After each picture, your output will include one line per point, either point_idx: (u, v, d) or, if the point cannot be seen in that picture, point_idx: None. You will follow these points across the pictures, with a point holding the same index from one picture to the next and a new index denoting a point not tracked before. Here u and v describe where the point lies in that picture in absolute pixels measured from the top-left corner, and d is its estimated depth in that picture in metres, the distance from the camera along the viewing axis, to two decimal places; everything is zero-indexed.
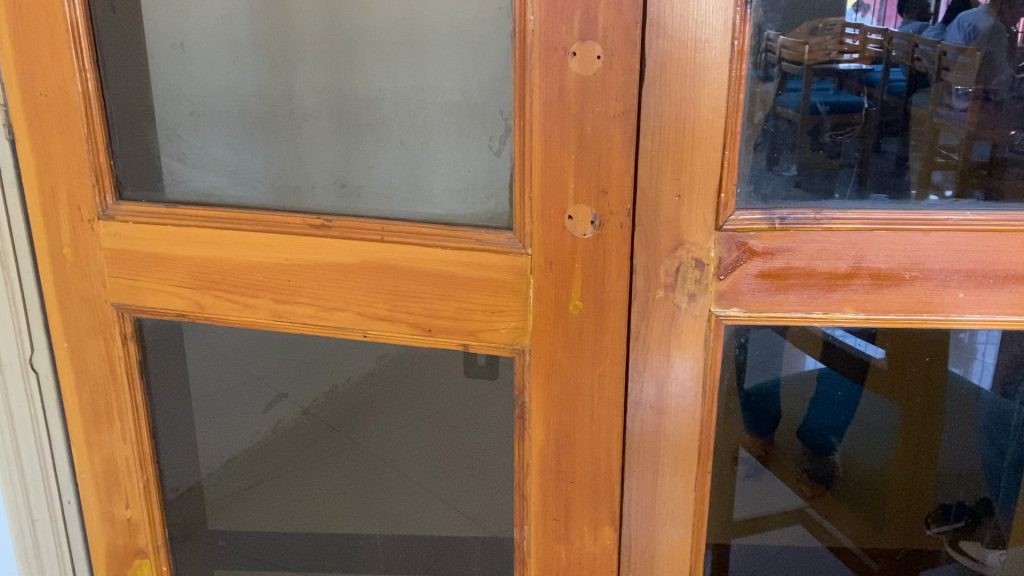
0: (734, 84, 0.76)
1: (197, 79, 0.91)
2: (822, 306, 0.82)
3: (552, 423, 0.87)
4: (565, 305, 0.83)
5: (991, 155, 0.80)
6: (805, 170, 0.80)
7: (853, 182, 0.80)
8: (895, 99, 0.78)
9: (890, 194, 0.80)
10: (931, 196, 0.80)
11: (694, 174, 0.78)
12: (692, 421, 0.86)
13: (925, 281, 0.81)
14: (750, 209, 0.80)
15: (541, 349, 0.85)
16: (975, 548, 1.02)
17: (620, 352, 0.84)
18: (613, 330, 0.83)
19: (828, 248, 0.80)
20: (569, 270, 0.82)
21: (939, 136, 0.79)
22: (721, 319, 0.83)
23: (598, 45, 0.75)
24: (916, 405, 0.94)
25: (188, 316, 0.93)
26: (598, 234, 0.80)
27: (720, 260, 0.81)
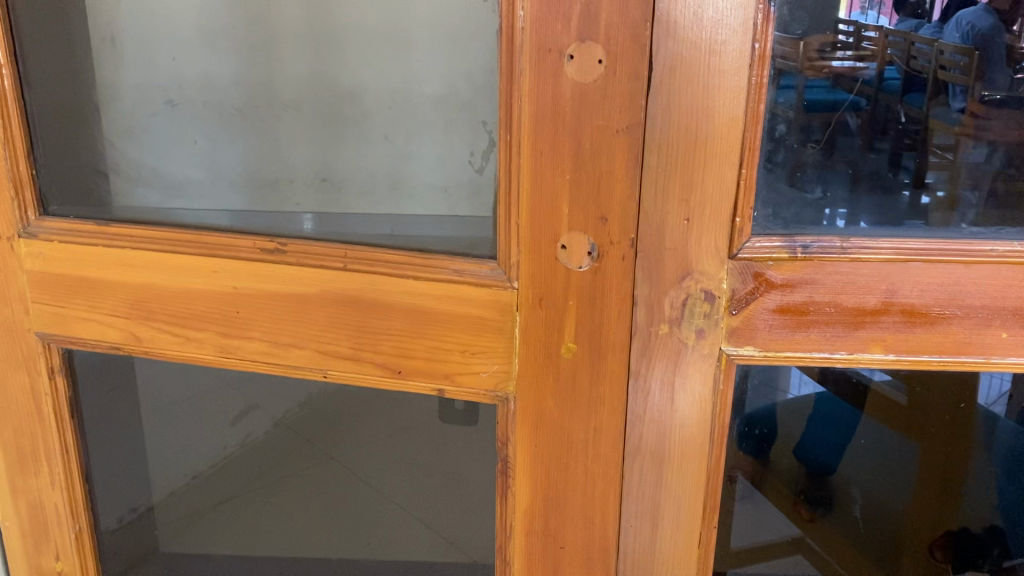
0: (754, 93, 0.66)
1: (140, 67, 0.80)
2: (847, 346, 0.73)
3: (538, 479, 0.77)
4: (555, 348, 0.73)
5: (990, 155, 0.69)
6: (829, 186, 0.70)
7: (846, 184, 0.70)
8: (888, 97, 0.67)
9: (878, 197, 0.70)
10: (922, 200, 0.70)
11: (706, 195, 0.68)
12: (698, 473, 0.76)
13: (964, 319, 0.71)
14: (769, 235, 0.70)
15: (528, 396, 0.75)
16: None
17: (619, 403, 0.74)
18: (611, 376, 0.73)
19: (854, 281, 0.71)
20: (562, 307, 0.71)
21: (932, 137, 0.68)
22: (732, 358, 0.73)
23: (600, 47, 0.65)
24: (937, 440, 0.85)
25: (123, 350, 0.83)
26: (595, 267, 0.70)
27: (732, 292, 0.71)
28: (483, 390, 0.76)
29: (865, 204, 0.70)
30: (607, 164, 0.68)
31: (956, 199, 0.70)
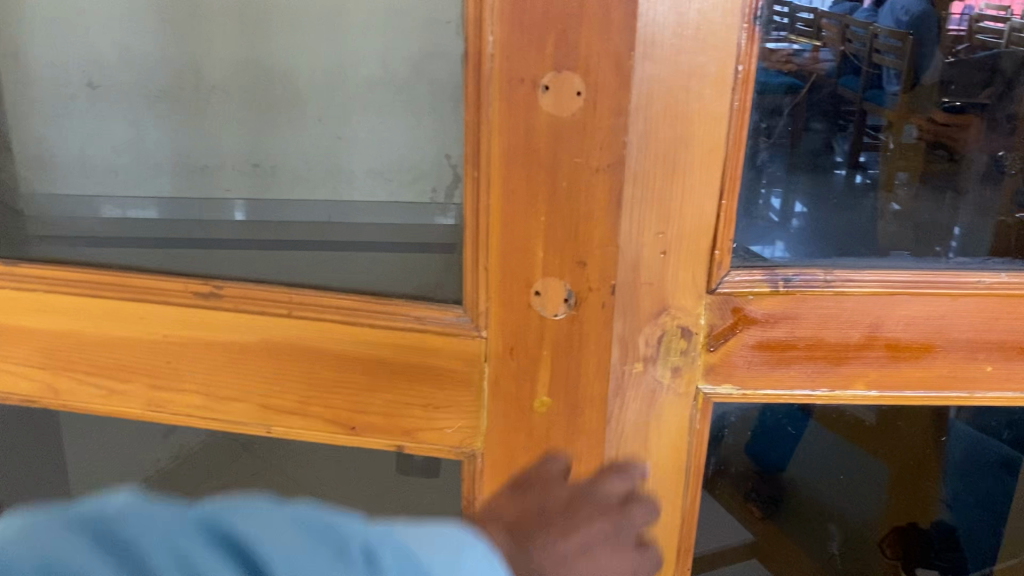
0: (736, 118, 0.61)
1: (58, 48, 0.77)
2: (828, 383, 0.69)
3: None
4: (527, 401, 0.68)
5: (919, 138, 0.67)
6: (812, 198, 0.66)
7: (785, 164, 0.64)
8: (825, 78, 0.63)
9: (813, 177, 0.65)
10: (856, 179, 0.67)
11: (684, 227, 0.63)
12: (672, 515, 0.72)
13: (948, 353, 0.68)
14: (748, 268, 0.66)
15: (497, 454, 0.70)
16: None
17: (597, 460, 0.69)
18: (587, 430, 0.69)
19: (838, 315, 0.67)
20: (536, 356, 0.67)
21: (867, 117, 0.65)
22: (709, 397, 0.69)
23: (578, 77, 0.59)
24: (901, 448, 0.88)
25: (40, 403, 0.76)
26: (572, 315, 0.65)
27: (710, 327, 0.67)
28: (449, 448, 0.71)
29: (802, 186, 0.65)
30: (582, 202, 0.62)
31: (887, 179, 0.67)
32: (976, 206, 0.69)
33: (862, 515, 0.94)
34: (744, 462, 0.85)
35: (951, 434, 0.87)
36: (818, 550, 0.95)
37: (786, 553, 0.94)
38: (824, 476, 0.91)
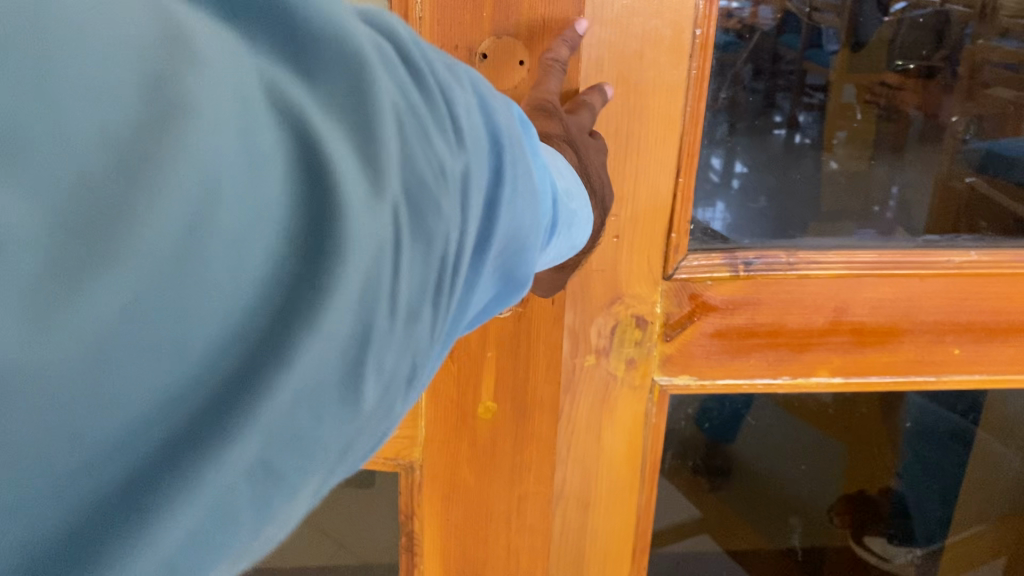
0: (694, 88, 0.55)
1: None
2: (790, 370, 0.65)
3: (451, 555, 0.67)
4: (471, 408, 0.63)
5: (859, 96, 0.65)
6: (755, 166, 0.63)
7: (726, 131, 0.60)
8: (767, 41, 0.58)
9: (753, 139, 0.62)
10: (794, 139, 0.65)
11: (637, 209, 0.58)
12: (626, 516, 0.68)
13: (916, 337, 0.64)
14: (707, 250, 0.61)
15: (439, 465, 0.64)
16: (880, 545, 0.97)
17: (549, 465, 0.65)
18: (536, 438, 0.64)
19: (800, 300, 0.62)
20: (479, 360, 0.62)
21: (807, 76, 0.62)
22: (665, 389, 0.64)
23: (521, 45, 0.53)
24: (857, 426, 0.87)
25: None
26: (518, 313, 0.60)
27: (666, 316, 0.62)
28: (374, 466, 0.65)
29: (740, 150, 0.62)
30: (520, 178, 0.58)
31: (828, 140, 0.66)
32: (920, 171, 0.65)
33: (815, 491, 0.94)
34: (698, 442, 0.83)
35: (908, 409, 0.85)
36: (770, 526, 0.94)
37: (736, 530, 0.93)
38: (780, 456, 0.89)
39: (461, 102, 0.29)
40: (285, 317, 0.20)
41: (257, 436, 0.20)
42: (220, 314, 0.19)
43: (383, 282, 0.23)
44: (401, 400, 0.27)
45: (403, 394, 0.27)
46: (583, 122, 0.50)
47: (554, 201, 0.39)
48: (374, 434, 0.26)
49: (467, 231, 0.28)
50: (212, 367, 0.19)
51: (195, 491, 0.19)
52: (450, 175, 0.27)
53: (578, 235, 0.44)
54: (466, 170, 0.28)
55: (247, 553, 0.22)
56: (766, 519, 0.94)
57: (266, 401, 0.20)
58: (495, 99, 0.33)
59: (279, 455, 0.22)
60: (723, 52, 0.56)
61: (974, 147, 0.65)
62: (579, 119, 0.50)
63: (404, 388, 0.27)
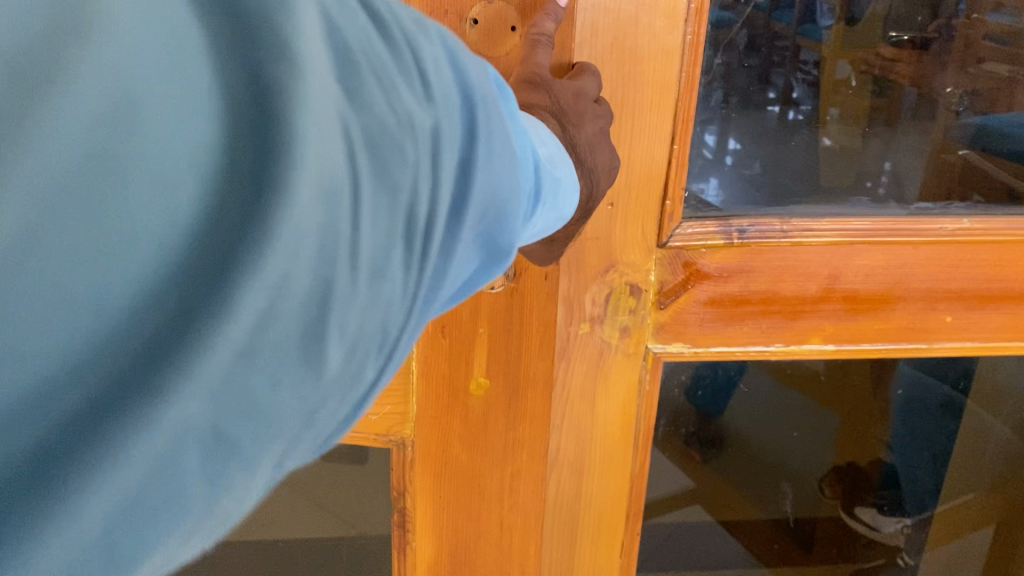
0: (689, 54, 0.55)
1: None
2: (784, 338, 0.65)
3: (444, 530, 0.68)
4: (463, 385, 0.63)
5: (852, 72, 0.62)
6: (748, 143, 0.61)
7: (717, 104, 0.59)
8: (758, 14, 0.57)
9: (747, 115, 0.60)
10: (788, 116, 0.62)
11: (632, 175, 0.58)
12: (621, 480, 0.69)
13: (907, 305, 0.65)
14: (701, 218, 0.61)
15: (430, 440, 0.65)
16: (870, 515, 0.99)
17: (542, 442, 0.66)
18: (529, 414, 0.65)
19: (793, 267, 0.62)
20: (471, 336, 0.62)
21: (799, 50, 0.60)
22: (660, 356, 0.65)
23: (514, 10, 0.53)
24: (850, 397, 0.87)
25: None
26: (510, 287, 0.60)
27: (660, 284, 0.62)
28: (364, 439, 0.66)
29: (733, 123, 0.60)
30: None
31: (820, 114, 0.63)
32: (912, 147, 0.65)
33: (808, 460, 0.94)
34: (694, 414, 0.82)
35: (899, 380, 0.85)
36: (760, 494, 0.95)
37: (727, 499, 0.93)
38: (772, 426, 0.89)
39: (428, 56, 0.30)
40: (239, 250, 0.21)
41: (204, 375, 0.21)
42: (158, 254, 0.20)
43: (338, 237, 0.24)
44: (370, 361, 0.27)
45: (374, 352, 0.27)
46: (580, 90, 0.51)
47: (535, 167, 0.39)
48: (345, 395, 0.27)
49: (434, 188, 0.28)
50: (151, 308, 0.20)
51: (138, 429, 0.20)
52: (415, 127, 0.27)
53: (564, 207, 0.44)
54: (432, 126, 0.28)
55: (219, 501, 0.23)
56: (759, 489, 0.94)
57: (211, 343, 0.21)
58: (469, 59, 0.33)
59: (235, 422, 0.23)
60: (712, 30, 0.56)
61: (967, 120, 0.65)
62: (575, 92, 0.50)
63: (374, 345, 0.27)
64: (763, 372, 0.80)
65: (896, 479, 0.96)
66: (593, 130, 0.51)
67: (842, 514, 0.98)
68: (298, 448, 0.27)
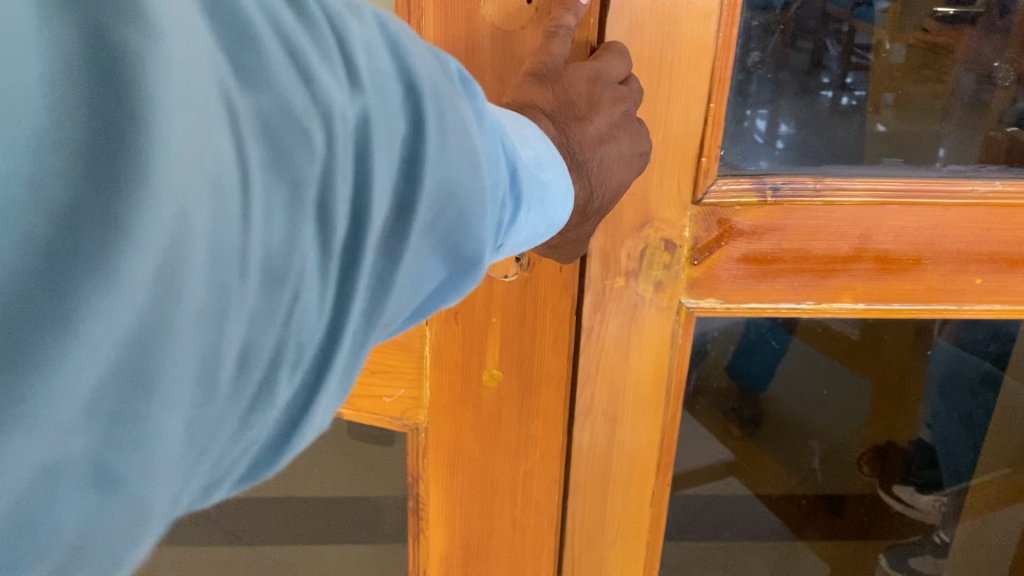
0: (726, 14, 0.57)
1: None
2: (814, 296, 0.67)
3: (460, 510, 0.74)
4: (477, 376, 0.69)
5: (910, 58, 0.62)
6: (798, 123, 0.62)
7: (765, 82, 0.60)
8: None
9: (797, 98, 0.61)
10: (841, 101, 0.62)
11: (670, 131, 0.60)
12: (652, 430, 0.72)
13: (937, 266, 0.66)
14: (736, 176, 0.63)
15: (446, 425, 0.71)
16: (907, 494, 0.99)
17: (555, 432, 0.70)
18: (542, 405, 0.69)
19: (826, 226, 0.64)
20: (485, 326, 0.67)
21: (853, 34, 0.60)
22: (693, 311, 0.67)
23: None
24: (888, 372, 0.87)
25: None
26: (524, 278, 0.65)
27: (694, 240, 0.64)
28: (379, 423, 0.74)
29: (783, 104, 0.61)
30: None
31: (874, 101, 0.62)
32: (963, 128, 0.65)
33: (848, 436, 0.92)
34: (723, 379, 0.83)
35: (935, 355, 0.86)
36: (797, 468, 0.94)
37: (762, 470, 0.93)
38: (807, 398, 0.88)
39: (353, 49, 0.30)
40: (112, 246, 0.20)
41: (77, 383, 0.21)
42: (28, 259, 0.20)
43: (227, 242, 0.24)
44: (280, 375, 0.27)
45: (282, 364, 0.27)
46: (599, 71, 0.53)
47: (514, 174, 0.42)
48: (249, 410, 0.27)
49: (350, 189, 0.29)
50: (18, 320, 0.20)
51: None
52: (327, 120, 0.28)
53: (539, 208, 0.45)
54: (357, 126, 0.29)
55: (103, 521, 0.23)
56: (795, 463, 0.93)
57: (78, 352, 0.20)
58: (413, 48, 0.35)
59: (115, 439, 0.22)
60: (756, 6, 0.58)
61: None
62: (586, 83, 0.53)
63: (282, 357, 0.27)
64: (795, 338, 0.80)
65: (935, 459, 0.97)
66: (610, 123, 0.53)
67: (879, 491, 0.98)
68: (200, 471, 0.26)
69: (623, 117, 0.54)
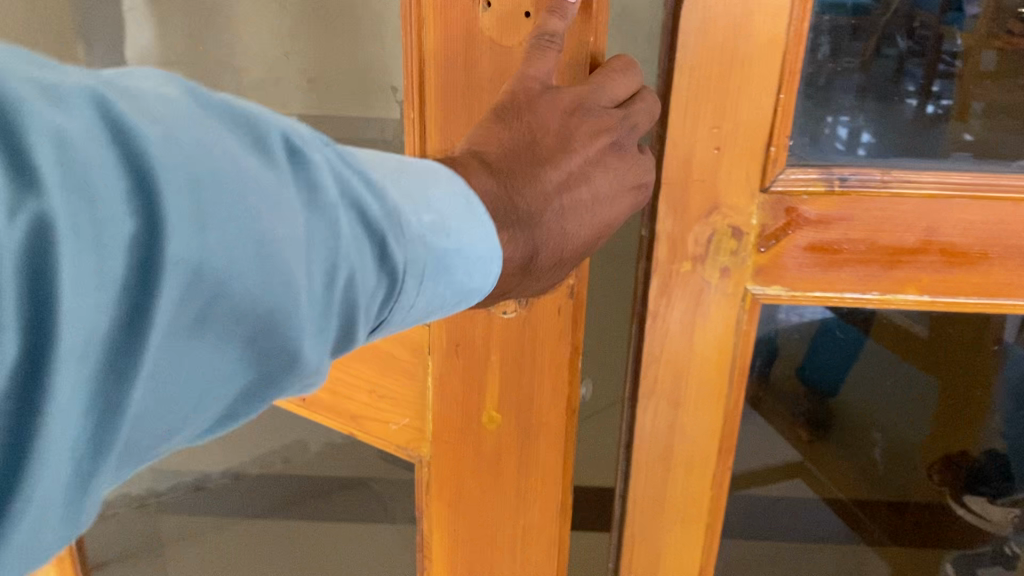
0: (798, 9, 0.59)
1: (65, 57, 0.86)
2: (879, 287, 0.68)
3: (454, 534, 0.79)
4: (478, 416, 0.74)
5: (999, 65, 0.64)
6: (884, 130, 0.65)
7: (852, 90, 0.64)
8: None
9: (881, 105, 0.64)
10: (927, 109, 0.64)
11: (740, 121, 0.63)
12: (714, 415, 0.74)
13: (1004, 261, 0.67)
14: (804, 166, 0.65)
15: (446, 455, 0.76)
16: (980, 504, 0.96)
17: (553, 457, 0.75)
18: (544, 431, 0.74)
19: (892, 217, 0.66)
20: (484, 365, 0.72)
21: (941, 41, 0.62)
22: (758, 298, 0.69)
23: None
24: (957, 374, 0.85)
25: None
26: (526, 316, 0.69)
27: (761, 228, 0.66)
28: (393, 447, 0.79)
29: (868, 111, 0.64)
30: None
31: (961, 109, 0.64)
32: None
33: (915, 438, 0.91)
34: (789, 376, 0.84)
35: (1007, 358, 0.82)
36: (864, 468, 0.94)
37: (826, 467, 0.93)
38: (876, 397, 0.88)
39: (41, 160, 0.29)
40: None
41: None
42: None
43: None
44: None
45: None
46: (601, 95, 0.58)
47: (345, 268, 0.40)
48: None
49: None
50: None
51: None
52: None
53: (404, 266, 0.43)
54: (25, 235, 0.28)
55: None
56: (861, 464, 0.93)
57: None
58: (158, 132, 0.33)
59: None
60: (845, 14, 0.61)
61: None
62: (563, 113, 0.57)
63: None
64: (865, 335, 0.80)
65: (1010, 469, 0.92)
66: (557, 175, 0.55)
67: (948, 499, 0.96)
68: None
69: (604, 148, 0.58)
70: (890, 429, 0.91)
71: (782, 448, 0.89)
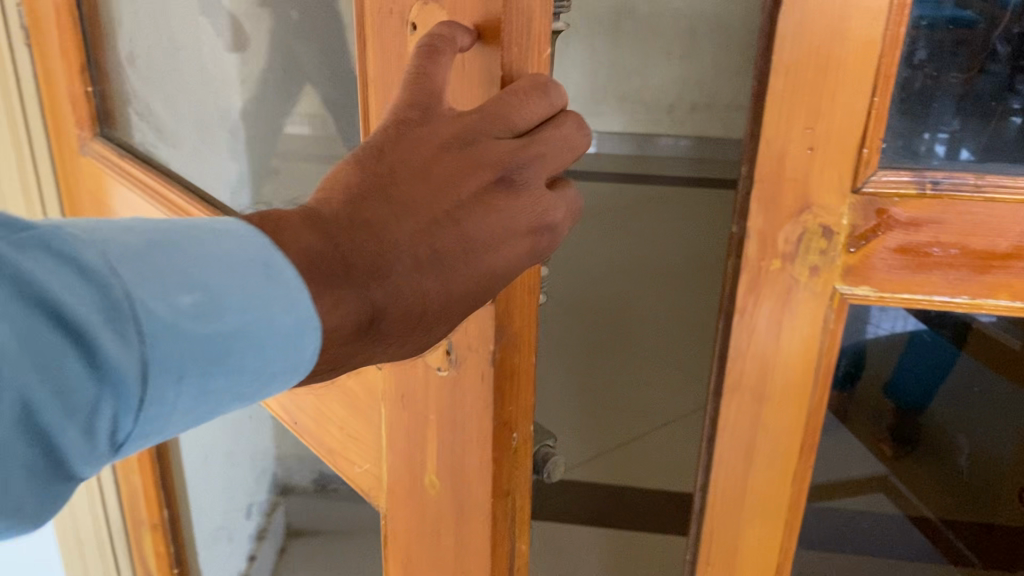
0: (895, 13, 0.61)
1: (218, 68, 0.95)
2: (970, 291, 0.69)
3: None
4: (422, 479, 0.70)
5: None
6: (988, 145, 0.66)
7: (954, 105, 0.65)
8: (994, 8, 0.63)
9: (983, 119, 0.66)
10: None
11: (834, 122, 0.64)
12: (797, 413, 0.75)
13: None
14: (897, 169, 0.66)
15: (399, 508, 0.74)
16: None
17: (484, 550, 0.67)
18: (473, 519, 0.66)
19: (985, 222, 0.66)
20: (422, 421, 0.68)
21: None
22: (846, 298, 0.70)
23: None
24: None
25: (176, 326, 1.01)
26: (455, 374, 0.63)
27: (852, 228, 0.68)
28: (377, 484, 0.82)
29: (969, 125, 0.66)
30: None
31: None
32: None
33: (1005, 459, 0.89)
34: (875, 390, 0.83)
35: None
36: (949, 484, 0.93)
37: (910, 478, 0.93)
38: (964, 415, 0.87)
39: None
40: None
41: None
42: None
43: None
44: None
45: None
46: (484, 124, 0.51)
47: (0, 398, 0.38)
48: None
49: None
50: None
51: None
52: None
53: (127, 375, 0.41)
54: None
55: None
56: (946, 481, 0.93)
57: None
58: None
59: None
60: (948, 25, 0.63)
61: None
62: (450, 137, 0.51)
63: None
64: (957, 348, 0.80)
65: None
66: (415, 223, 0.49)
67: None
68: None
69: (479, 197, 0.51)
70: (979, 448, 0.89)
71: (868, 463, 0.89)
